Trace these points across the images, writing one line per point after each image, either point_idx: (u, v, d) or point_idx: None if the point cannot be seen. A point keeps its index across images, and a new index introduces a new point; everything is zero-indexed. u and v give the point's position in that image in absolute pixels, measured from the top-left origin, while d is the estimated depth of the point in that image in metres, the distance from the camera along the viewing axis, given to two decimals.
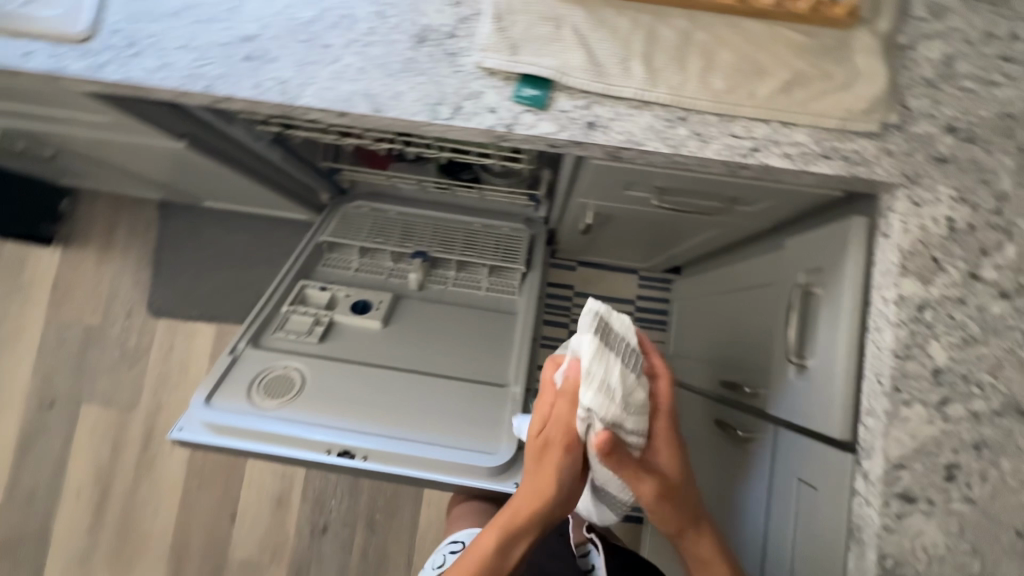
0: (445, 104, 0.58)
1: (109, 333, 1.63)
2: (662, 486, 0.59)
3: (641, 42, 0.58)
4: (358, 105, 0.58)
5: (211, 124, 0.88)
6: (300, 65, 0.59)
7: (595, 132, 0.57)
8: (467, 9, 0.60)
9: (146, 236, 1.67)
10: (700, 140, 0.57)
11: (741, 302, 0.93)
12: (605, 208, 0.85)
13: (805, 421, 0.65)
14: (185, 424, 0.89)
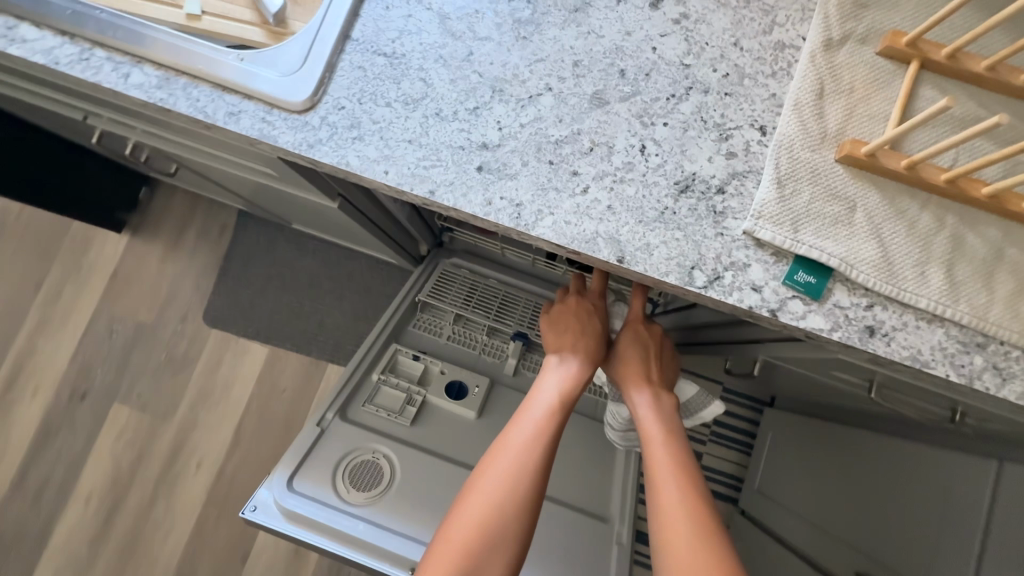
0: (701, 270, 0.50)
1: (160, 334, 1.56)
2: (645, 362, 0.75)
3: (945, 244, 0.49)
4: (601, 249, 0.50)
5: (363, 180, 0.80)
6: (539, 189, 0.52)
7: (874, 340, 0.49)
8: (742, 163, 0.52)
9: (218, 239, 1.60)
10: (998, 375, 0.48)
11: (898, 489, 0.84)
12: (779, 365, 0.76)
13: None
14: (260, 505, 0.79)
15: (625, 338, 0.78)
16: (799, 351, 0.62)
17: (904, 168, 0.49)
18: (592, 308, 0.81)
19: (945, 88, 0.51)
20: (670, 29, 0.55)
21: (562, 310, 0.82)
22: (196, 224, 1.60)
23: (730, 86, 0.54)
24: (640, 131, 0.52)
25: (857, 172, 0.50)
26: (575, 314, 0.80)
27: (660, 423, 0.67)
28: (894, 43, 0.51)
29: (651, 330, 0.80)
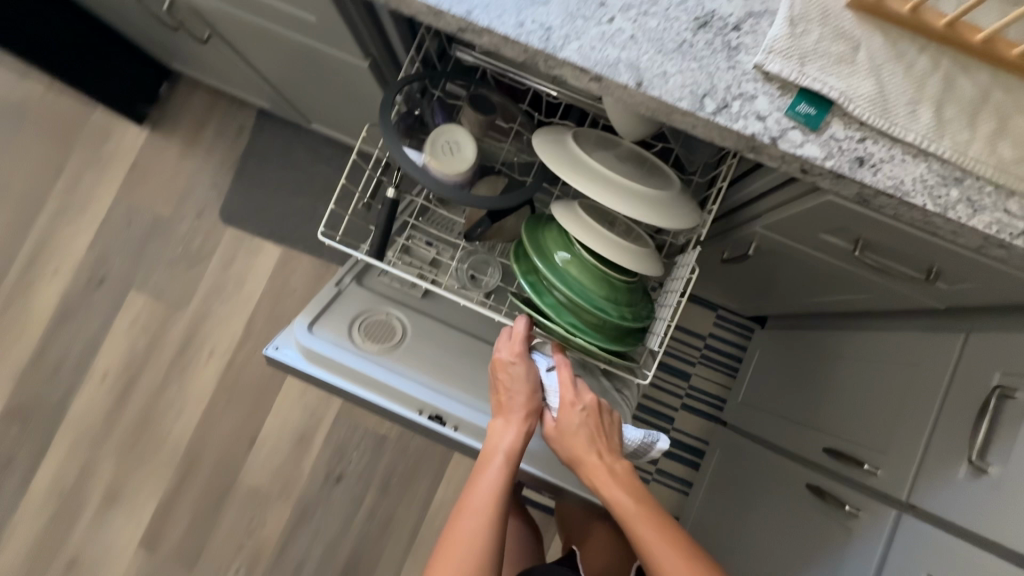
0: (712, 97, 0.54)
1: (176, 228, 1.60)
2: (592, 437, 0.80)
3: (937, 86, 0.53)
4: (621, 74, 0.55)
5: (379, 13, 0.74)
6: (569, 16, 0.56)
7: (863, 169, 0.54)
8: (758, 5, 0.56)
9: (236, 140, 1.62)
10: (970, 207, 0.53)
11: (872, 377, 0.90)
12: (774, 243, 0.81)
13: (984, 530, 0.63)
14: (284, 343, 0.87)
15: (565, 408, 0.81)
16: (797, 208, 0.67)
17: (908, 12, 0.53)
18: (524, 375, 0.81)
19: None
20: None
21: (495, 376, 0.83)
22: (213, 124, 1.62)
23: None
24: None
25: (865, 19, 0.54)
26: (511, 380, 0.82)
27: (624, 499, 0.76)
28: None
29: (588, 400, 0.81)
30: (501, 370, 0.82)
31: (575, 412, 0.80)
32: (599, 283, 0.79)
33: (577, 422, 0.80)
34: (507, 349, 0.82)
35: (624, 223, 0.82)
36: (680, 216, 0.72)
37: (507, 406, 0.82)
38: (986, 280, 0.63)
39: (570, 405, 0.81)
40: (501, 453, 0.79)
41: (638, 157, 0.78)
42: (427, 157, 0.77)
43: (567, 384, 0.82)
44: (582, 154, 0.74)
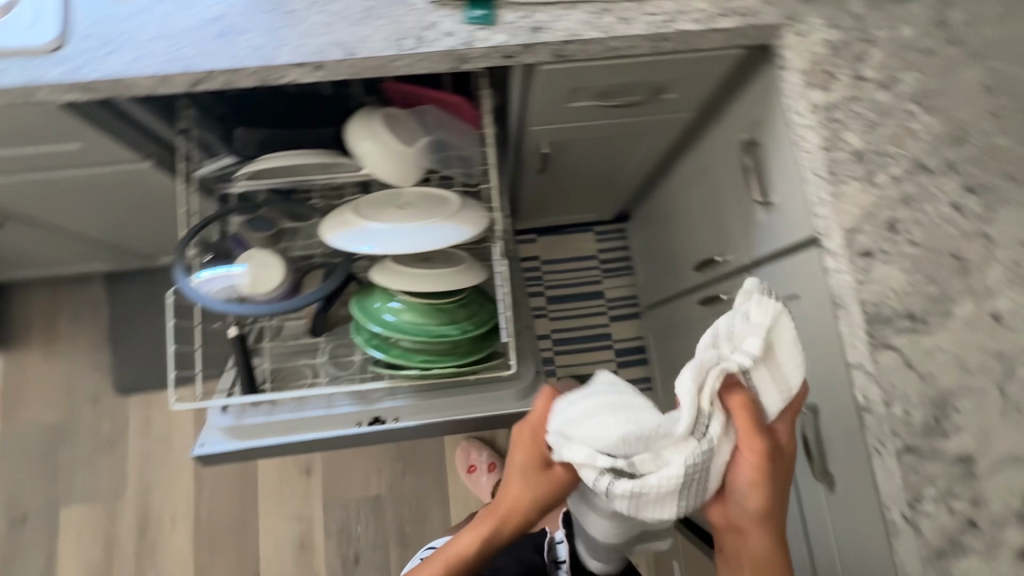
0: (409, 37, 0.67)
1: (78, 425, 1.53)
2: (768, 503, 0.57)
3: None
4: (332, 54, 0.66)
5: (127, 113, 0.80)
6: (270, 32, 0.66)
7: (540, 34, 0.68)
8: None
9: (96, 315, 1.59)
10: (625, 23, 0.69)
11: (694, 196, 1.07)
12: (557, 134, 0.96)
13: (780, 243, 0.78)
14: (206, 439, 0.89)
15: (723, 458, 0.54)
16: (537, 91, 0.81)
17: None
18: (539, 474, 0.62)
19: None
20: None
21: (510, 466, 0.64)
22: (67, 313, 1.59)
23: None
24: None
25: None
26: (518, 471, 0.63)
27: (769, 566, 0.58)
28: None
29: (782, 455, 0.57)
30: (516, 459, 0.64)
31: (751, 453, 0.54)
32: (431, 314, 0.80)
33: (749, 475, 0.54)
34: (527, 431, 0.62)
35: (439, 254, 0.87)
36: (467, 224, 0.81)
37: (509, 505, 0.64)
38: (688, 72, 0.80)
39: (744, 445, 0.54)
40: (474, 539, 0.66)
41: (423, 195, 0.87)
42: (245, 291, 0.84)
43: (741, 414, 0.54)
44: (365, 219, 0.80)
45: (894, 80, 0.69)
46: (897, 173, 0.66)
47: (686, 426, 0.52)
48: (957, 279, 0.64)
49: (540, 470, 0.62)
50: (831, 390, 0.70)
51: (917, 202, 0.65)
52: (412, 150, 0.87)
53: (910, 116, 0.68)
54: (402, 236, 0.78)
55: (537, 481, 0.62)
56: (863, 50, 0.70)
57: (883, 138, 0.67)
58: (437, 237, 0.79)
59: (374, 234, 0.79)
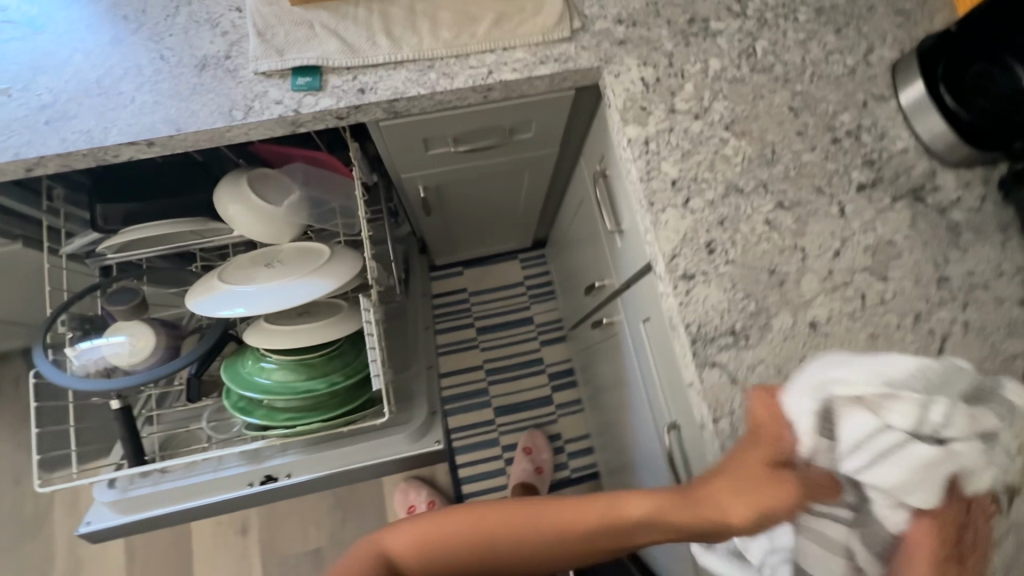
0: (237, 108, 0.69)
1: (1, 508, 1.48)
2: None
3: (377, 21, 0.73)
4: (162, 130, 0.68)
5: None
6: (100, 115, 0.68)
7: (366, 94, 0.71)
8: (236, 35, 0.72)
9: (19, 393, 1.56)
10: (448, 77, 0.72)
11: (578, 225, 1.11)
12: (431, 179, 0.99)
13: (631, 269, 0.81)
14: (96, 515, 0.89)
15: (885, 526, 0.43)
16: (390, 143, 0.84)
17: None
18: (760, 468, 0.47)
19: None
20: None
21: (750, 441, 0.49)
22: None
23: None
24: (156, 48, 0.71)
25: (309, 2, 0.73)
26: (760, 454, 0.48)
27: None
28: None
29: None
30: (748, 452, 0.49)
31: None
32: (298, 370, 0.81)
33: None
34: (771, 422, 0.48)
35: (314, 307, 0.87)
36: (330, 274, 0.81)
37: (681, 498, 0.50)
38: (532, 115, 0.84)
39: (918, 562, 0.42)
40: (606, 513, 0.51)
41: (295, 251, 0.88)
42: (114, 363, 0.83)
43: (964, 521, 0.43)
44: (228, 282, 0.81)
45: (706, 110, 0.74)
46: (712, 197, 0.70)
47: (967, 438, 0.42)
48: (774, 292, 0.67)
49: (766, 480, 0.46)
50: (683, 410, 0.72)
51: (733, 223, 0.69)
52: (282, 210, 0.89)
53: (723, 142, 0.73)
54: (263, 294, 0.79)
55: (754, 491, 0.47)
56: (675, 85, 0.74)
57: (699, 165, 0.71)
58: (293, 295, 0.79)
59: (232, 298, 0.79)
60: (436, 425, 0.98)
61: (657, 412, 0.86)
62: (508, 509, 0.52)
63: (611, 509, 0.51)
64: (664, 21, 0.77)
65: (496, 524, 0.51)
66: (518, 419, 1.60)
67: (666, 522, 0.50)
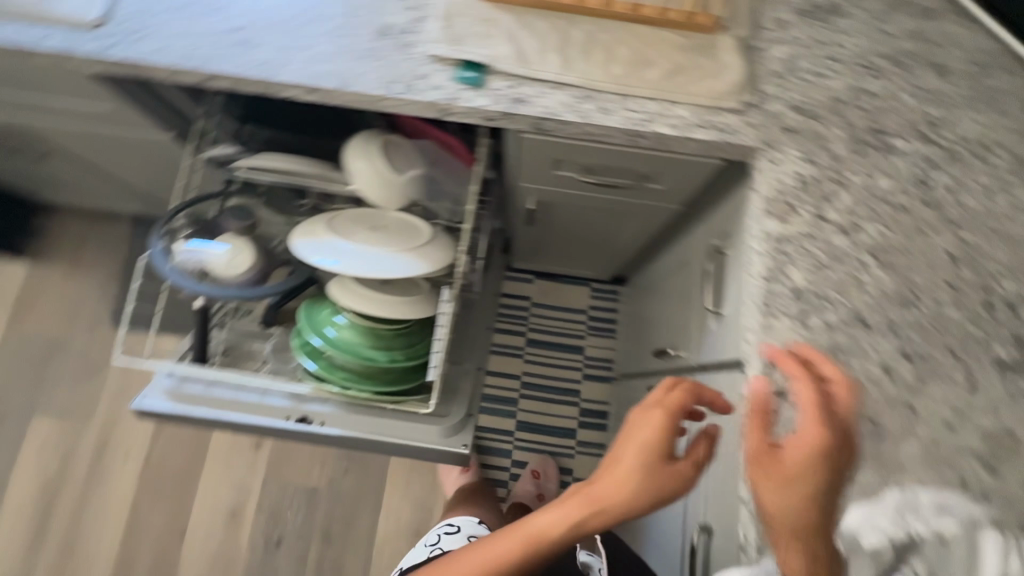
0: (399, 82, 0.72)
1: (72, 345, 1.64)
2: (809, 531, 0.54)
3: (556, 39, 0.73)
4: (328, 82, 0.71)
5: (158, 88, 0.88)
6: (281, 51, 0.73)
7: (521, 105, 0.71)
8: (421, 13, 0.75)
9: (118, 250, 1.71)
10: (604, 113, 0.71)
11: (671, 285, 1.07)
12: (544, 194, 0.99)
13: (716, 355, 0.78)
14: (148, 393, 0.94)
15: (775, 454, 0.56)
16: (522, 152, 0.84)
17: None
18: (627, 458, 0.57)
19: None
20: None
21: (615, 445, 0.60)
22: (95, 242, 1.72)
23: None
24: (348, 5, 0.75)
25: (500, 4, 0.74)
26: (631, 441, 0.58)
27: None
28: None
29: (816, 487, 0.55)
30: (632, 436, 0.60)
31: (801, 484, 0.54)
32: (368, 337, 0.84)
33: (784, 506, 0.54)
34: (644, 410, 0.60)
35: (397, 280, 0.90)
36: (424, 258, 0.84)
37: (598, 490, 0.57)
38: (669, 170, 0.82)
39: (776, 471, 0.56)
40: (559, 518, 0.57)
41: (397, 222, 0.91)
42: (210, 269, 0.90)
43: (813, 442, 0.55)
44: (331, 234, 0.86)
45: (857, 228, 0.69)
46: (833, 321, 0.65)
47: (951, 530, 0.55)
48: (866, 443, 0.61)
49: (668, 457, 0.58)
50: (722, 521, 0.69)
51: (846, 355, 0.64)
52: (400, 180, 0.92)
53: (864, 266, 0.67)
54: (359, 257, 0.83)
55: (655, 469, 0.57)
56: (831, 191, 0.70)
57: (829, 283, 0.67)
58: (386, 266, 0.82)
59: (331, 250, 0.84)
60: (470, 428, 0.98)
61: (691, 507, 0.83)
62: (486, 549, 0.59)
63: (556, 515, 0.57)
64: (843, 122, 0.72)
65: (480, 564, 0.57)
66: (538, 439, 1.58)
67: (604, 508, 0.56)
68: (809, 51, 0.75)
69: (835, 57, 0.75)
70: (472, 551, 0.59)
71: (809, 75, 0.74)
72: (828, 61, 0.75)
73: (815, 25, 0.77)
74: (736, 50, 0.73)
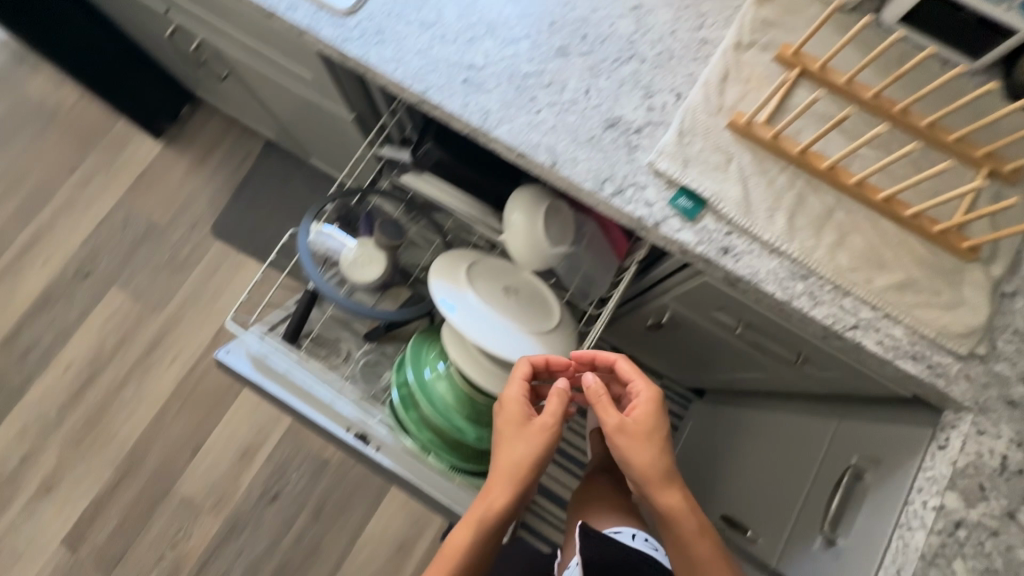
0: (611, 183, 0.67)
1: (170, 235, 1.70)
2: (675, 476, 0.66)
3: (790, 199, 0.66)
4: (540, 155, 0.67)
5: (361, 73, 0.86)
6: (505, 104, 0.69)
7: (726, 257, 0.65)
8: (658, 116, 0.69)
9: (240, 165, 1.75)
10: (811, 300, 0.64)
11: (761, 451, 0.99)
12: (681, 315, 0.92)
13: None
14: (234, 348, 0.95)
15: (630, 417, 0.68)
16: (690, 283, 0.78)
17: (770, 138, 0.66)
18: (511, 438, 0.67)
19: (825, 80, 0.68)
20: (626, 14, 0.72)
21: (496, 436, 0.68)
22: (224, 147, 1.76)
23: (661, 61, 0.71)
24: (588, 79, 0.70)
25: (744, 139, 0.67)
26: (513, 421, 0.68)
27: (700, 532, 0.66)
28: (783, 53, 0.69)
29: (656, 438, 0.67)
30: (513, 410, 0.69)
31: (653, 441, 0.67)
32: (462, 405, 0.78)
33: (650, 462, 0.66)
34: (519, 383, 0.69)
35: None
36: (545, 349, 0.78)
37: (499, 471, 0.65)
38: (840, 367, 0.73)
39: (645, 437, 0.67)
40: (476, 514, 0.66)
41: (532, 293, 0.87)
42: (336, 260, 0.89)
43: (639, 399, 0.69)
44: (470, 286, 0.80)
45: None
46: None
47: None
48: None
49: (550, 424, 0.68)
50: None
51: None
52: (552, 252, 0.87)
53: None
54: (483, 323, 0.76)
55: (539, 430, 0.67)
56: None
57: None
58: (514, 346, 0.76)
59: (463, 305, 0.77)
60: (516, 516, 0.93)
61: None
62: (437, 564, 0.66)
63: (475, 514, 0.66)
64: None
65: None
66: None
67: (513, 489, 0.65)
68: None
69: None
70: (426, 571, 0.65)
71: None
72: None
73: None
74: (984, 289, 0.64)
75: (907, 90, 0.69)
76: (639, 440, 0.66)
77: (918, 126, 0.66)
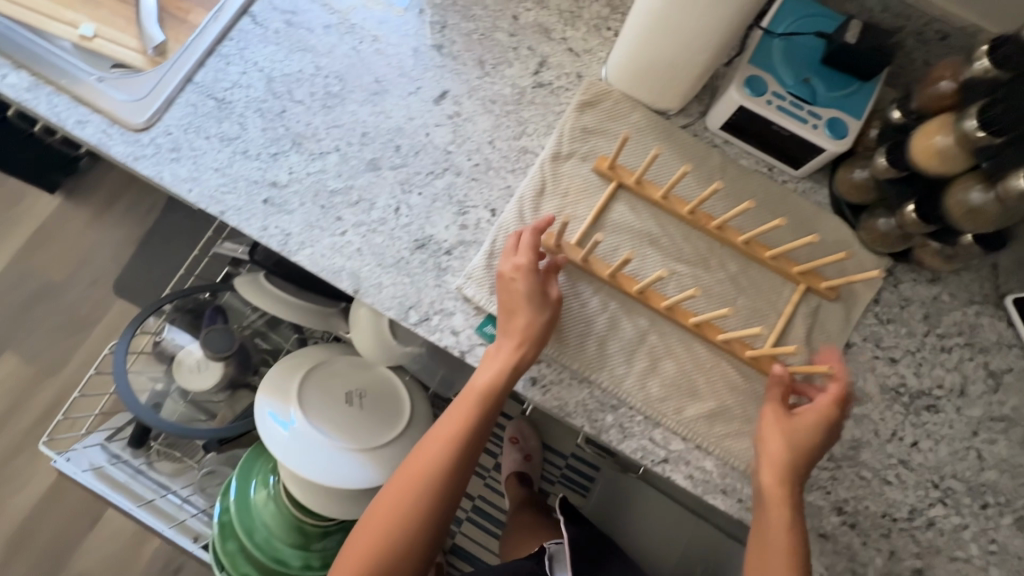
0: (416, 309, 0.63)
1: (66, 295, 1.57)
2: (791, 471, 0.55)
3: (602, 324, 0.62)
4: (342, 280, 0.64)
5: None
6: (308, 225, 0.65)
7: (534, 388, 0.62)
8: (471, 234, 0.66)
9: (144, 217, 1.62)
10: (621, 431, 0.61)
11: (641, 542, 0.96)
12: None
13: None
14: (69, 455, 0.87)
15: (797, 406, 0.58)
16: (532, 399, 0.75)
17: (580, 262, 0.62)
18: (510, 341, 0.58)
19: (642, 192, 0.66)
20: (443, 122, 0.69)
21: (505, 306, 0.59)
22: (126, 199, 1.62)
23: (478, 174, 0.68)
24: (399, 196, 0.66)
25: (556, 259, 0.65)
26: (525, 314, 0.58)
27: (777, 519, 0.54)
28: (600, 166, 0.66)
29: (810, 435, 0.56)
30: (505, 299, 0.59)
31: (797, 426, 0.56)
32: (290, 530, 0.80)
33: (782, 447, 0.56)
34: (518, 274, 0.59)
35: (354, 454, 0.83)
36: (381, 468, 0.76)
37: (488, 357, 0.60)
38: None
39: (784, 422, 0.57)
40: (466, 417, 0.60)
41: (381, 395, 0.83)
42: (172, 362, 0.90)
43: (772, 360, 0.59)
44: (298, 400, 0.77)
45: None
46: None
47: None
48: None
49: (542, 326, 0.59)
50: None
51: None
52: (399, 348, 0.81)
53: None
54: (309, 449, 0.73)
55: (534, 306, 0.59)
56: None
57: None
58: (332, 466, 0.74)
59: (282, 424, 0.75)
60: None
61: None
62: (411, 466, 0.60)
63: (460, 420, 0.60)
64: (886, 548, 0.60)
65: (412, 482, 0.59)
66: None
67: (492, 403, 0.59)
68: (881, 442, 0.63)
69: (909, 459, 0.63)
70: (397, 481, 0.61)
71: (870, 473, 0.62)
72: (898, 463, 0.63)
73: (901, 411, 0.64)
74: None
75: (730, 200, 0.67)
76: (784, 426, 0.57)
77: (735, 242, 0.65)
